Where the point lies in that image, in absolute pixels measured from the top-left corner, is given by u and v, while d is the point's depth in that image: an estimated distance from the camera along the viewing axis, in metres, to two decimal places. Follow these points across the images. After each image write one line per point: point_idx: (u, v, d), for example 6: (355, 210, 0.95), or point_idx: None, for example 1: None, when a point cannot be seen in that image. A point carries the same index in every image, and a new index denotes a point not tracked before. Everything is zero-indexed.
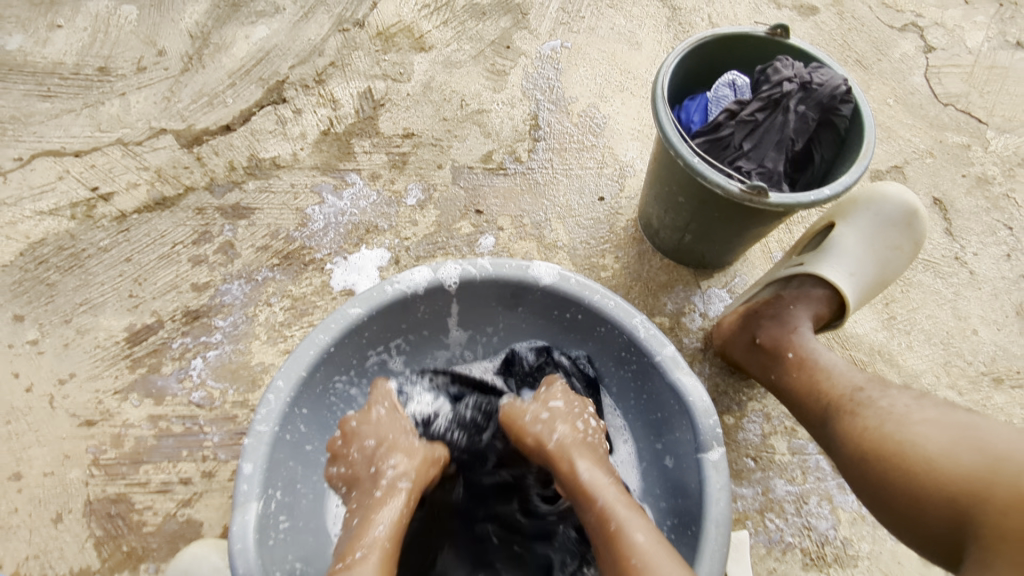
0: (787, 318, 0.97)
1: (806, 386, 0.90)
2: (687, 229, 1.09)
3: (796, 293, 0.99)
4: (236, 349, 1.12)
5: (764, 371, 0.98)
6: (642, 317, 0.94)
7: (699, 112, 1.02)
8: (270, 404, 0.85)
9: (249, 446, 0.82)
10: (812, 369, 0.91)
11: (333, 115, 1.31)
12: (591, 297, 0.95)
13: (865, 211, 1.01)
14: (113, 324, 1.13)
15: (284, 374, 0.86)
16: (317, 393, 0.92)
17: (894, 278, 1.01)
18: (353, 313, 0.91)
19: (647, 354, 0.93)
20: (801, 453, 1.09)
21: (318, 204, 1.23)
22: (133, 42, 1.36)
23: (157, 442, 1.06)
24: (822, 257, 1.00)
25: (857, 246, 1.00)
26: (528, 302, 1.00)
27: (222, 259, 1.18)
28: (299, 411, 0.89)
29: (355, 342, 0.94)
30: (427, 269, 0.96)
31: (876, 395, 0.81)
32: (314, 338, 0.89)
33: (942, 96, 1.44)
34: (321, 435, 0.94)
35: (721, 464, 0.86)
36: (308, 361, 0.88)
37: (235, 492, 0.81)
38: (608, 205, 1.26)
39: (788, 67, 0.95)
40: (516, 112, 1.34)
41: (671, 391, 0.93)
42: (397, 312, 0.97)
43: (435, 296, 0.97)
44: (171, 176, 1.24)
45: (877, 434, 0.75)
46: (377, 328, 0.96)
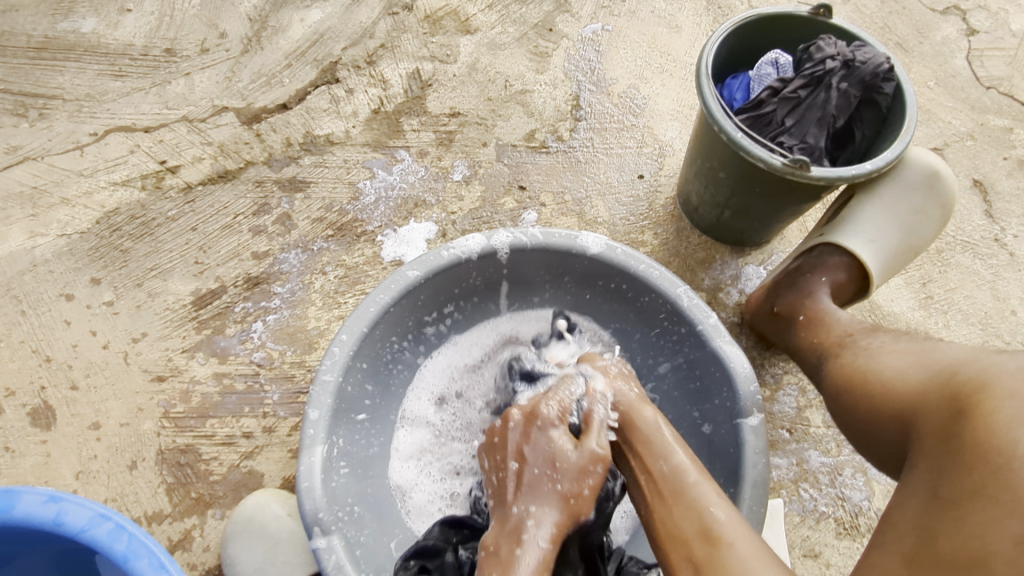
0: (803, 285, 1.00)
1: (813, 344, 0.95)
2: (727, 206, 1.12)
3: (814, 263, 1.01)
4: (294, 313, 1.18)
5: (782, 335, 1.02)
6: (686, 288, 1.00)
7: (742, 89, 1.05)
8: (335, 356, 0.92)
9: (316, 394, 0.89)
10: (820, 329, 0.95)
11: (383, 95, 1.38)
12: (636, 266, 1.01)
13: (887, 180, 1.02)
14: (181, 289, 1.19)
15: (348, 330, 0.93)
16: (376, 350, 0.98)
17: (923, 242, 1.01)
18: (412, 275, 0.98)
19: (690, 323, 0.99)
20: (837, 426, 1.10)
21: (370, 178, 1.30)
22: (196, 25, 1.44)
23: (222, 398, 1.11)
24: (841, 225, 1.02)
25: (878, 212, 1.00)
26: (574, 272, 1.06)
27: (280, 229, 1.25)
28: (361, 366, 0.96)
29: (411, 304, 1.00)
30: (481, 236, 1.02)
31: (862, 338, 0.88)
32: (375, 297, 0.95)
33: (984, 79, 1.45)
34: (380, 392, 1.01)
35: (759, 429, 0.91)
36: (370, 318, 0.95)
37: (302, 436, 0.88)
38: (647, 183, 1.30)
39: (831, 46, 0.98)
40: (558, 93, 1.39)
41: (713, 360, 0.97)
42: (451, 277, 1.03)
43: (486, 263, 1.03)
44: (233, 151, 1.31)
45: (852, 367, 0.84)
46: (433, 292, 1.02)
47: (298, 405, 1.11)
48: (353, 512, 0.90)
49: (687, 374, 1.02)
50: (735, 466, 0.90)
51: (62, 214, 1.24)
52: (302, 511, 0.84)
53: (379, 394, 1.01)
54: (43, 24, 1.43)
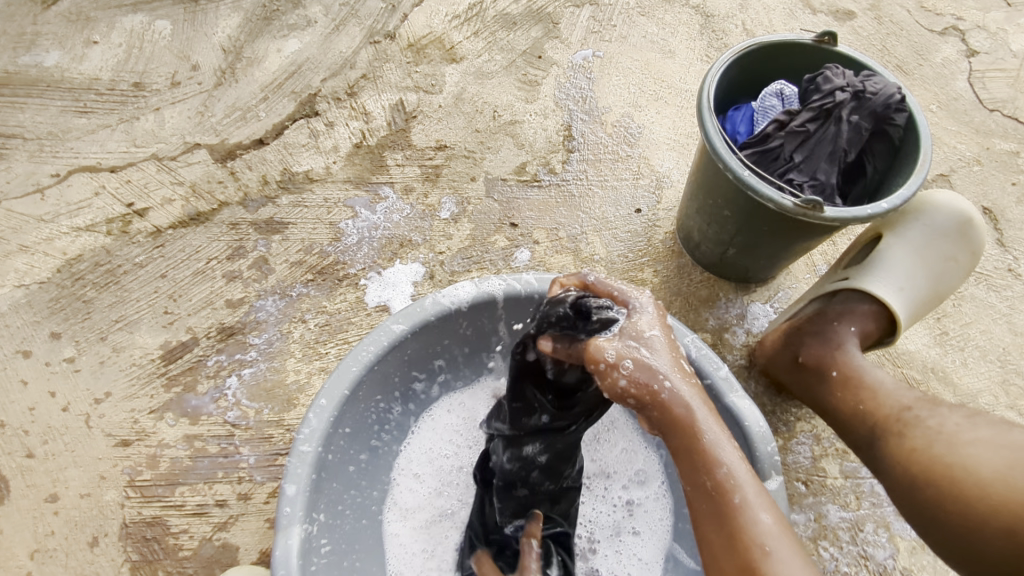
0: (831, 336, 0.95)
1: (857, 411, 0.88)
2: (731, 244, 1.06)
3: (841, 309, 0.96)
4: (271, 366, 1.09)
5: (809, 390, 0.96)
6: (694, 336, 0.93)
7: (745, 122, 0.99)
8: (313, 422, 0.83)
9: (293, 465, 0.81)
10: (857, 390, 0.89)
11: (366, 128, 1.31)
12: None
13: (917, 223, 0.98)
14: (148, 342, 1.10)
15: (328, 393, 0.85)
16: (361, 412, 0.90)
17: (950, 289, 0.97)
18: (397, 330, 0.91)
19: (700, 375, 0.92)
20: (855, 477, 1.03)
21: (352, 218, 1.22)
22: (167, 58, 1.37)
23: (193, 463, 1.02)
24: (868, 270, 0.97)
25: (907, 257, 0.96)
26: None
27: (257, 275, 1.17)
28: (343, 431, 0.88)
29: (398, 360, 0.93)
30: (471, 284, 0.95)
31: (924, 414, 0.80)
32: (358, 355, 0.88)
33: (988, 101, 1.40)
34: (364, 457, 0.93)
35: (779, 492, 0.84)
36: (352, 378, 0.87)
37: (278, 515, 0.79)
38: (645, 217, 1.24)
39: (839, 76, 0.92)
40: (549, 123, 1.32)
41: (725, 416, 0.91)
42: (441, 329, 0.95)
43: (478, 312, 0.96)
44: (205, 191, 1.23)
45: (926, 457, 0.75)
46: (421, 345, 0.95)
47: (276, 468, 1.02)
48: None
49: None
50: None
51: (20, 263, 1.16)
52: None
53: (365, 459, 0.92)
54: (2, 58, 1.35)
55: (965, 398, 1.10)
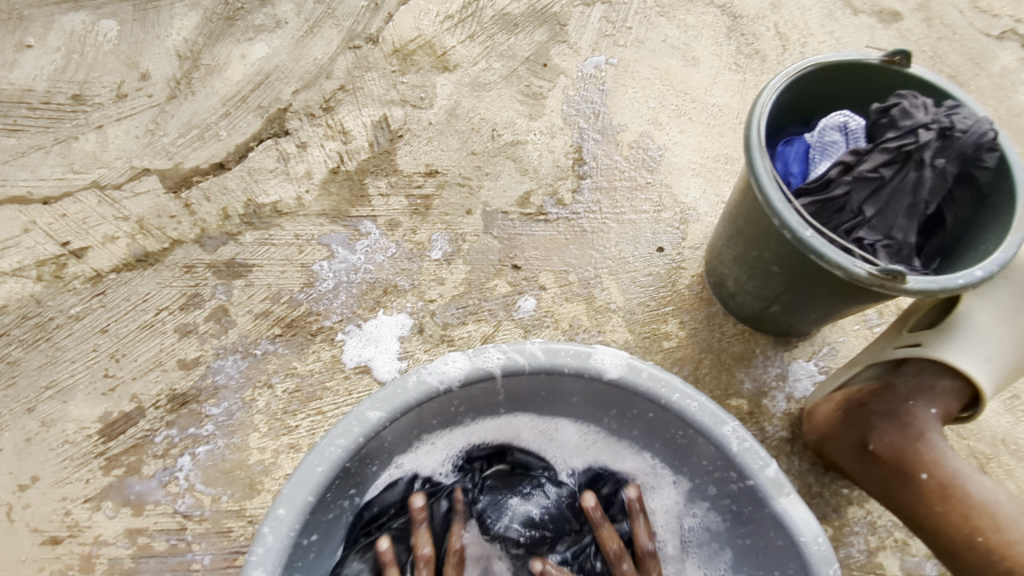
0: (909, 420, 0.79)
1: (973, 542, 0.72)
2: (776, 300, 0.89)
3: (914, 385, 0.80)
4: (231, 443, 0.92)
5: (883, 487, 0.81)
6: (734, 425, 0.75)
7: (799, 160, 0.82)
8: (267, 541, 0.67)
9: None
10: (962, 504, 0.74)
11: (344, 150, 1.12)
12: (668, 394, 0.75)
13: (1004, 281, 0.82)
14: (84, 414, 0.93)
15: (285, 502, 0.68)
16: (330, 508, 0.74)
17: None
18: (373, 418, 0.72)
19: (743, 473, 0.75)
20: (917, 575, 0.88)
21: (327, 259, 1.05)
22: (112, 65, 1.18)
23: (136, 565, 0.86)
24: (946, 335, 0.80)
25: (994, 321, 0.79)
26: (590, 394, 0.80)
27: (215, 329, 0.99)
28: (305, 540, 0.72)
29: (373, 448, 0.75)
30: (464, 356, 0.76)
31: None
32: (323, 453, 0.70)
33: None
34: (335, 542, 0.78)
35: None
36: (316, 482, 0.70)
37: None
38: (669, 257, 1.07)
39: (919, 108, 0.76)
40: (557, 144, 1.15)
41: (774, 523, 0.75)
42: (428, 408, 0.77)
43: (474, 389, 0.77)
44: (154, 228, 1.05)
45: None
46: (403, 428, 0.77)
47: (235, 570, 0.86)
48: None
49: (734, 524, 0.82)
50: None
51: None
52: None
53: (337, 556, 0.78)
54: None
55: None
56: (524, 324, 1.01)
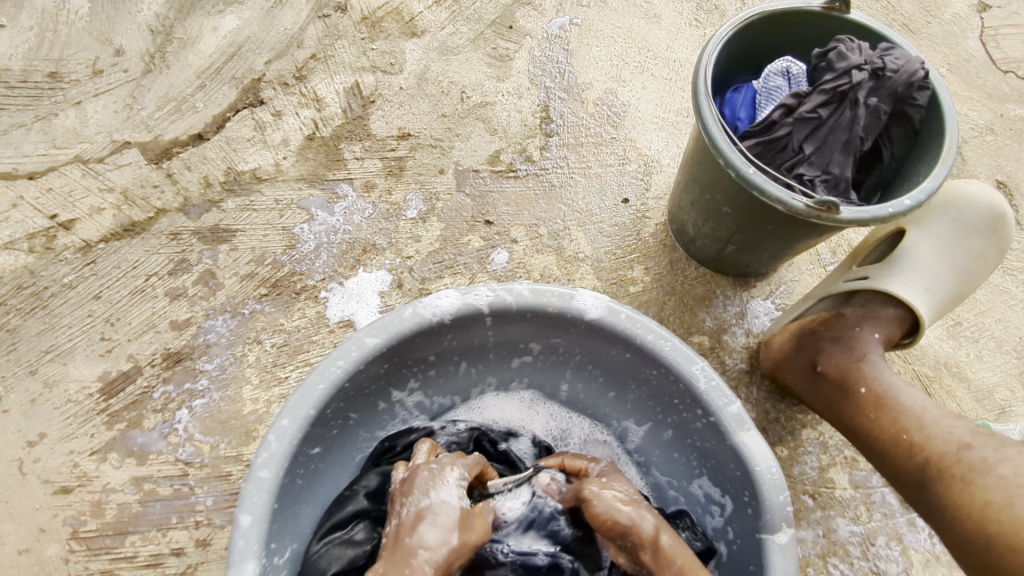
0: (854, 343, 0.87)
1: (898, 440, 0.79)
2: (731, 240, 0.95)
3: (861, 313, 0.89)
4: (226, 395, 0.98)
5: (828, 404, 0.89)
6: (703, 364, 0.85)
7: (746, 106, 0.87)
8: (272, 446, 0.73)
9: (247, 495, 0.71)
10: (894, 411, 0.81)
11: (318, 117, 1.16)
12: (644, 336, 0.85)
13: (943, 217, 0.90)
14: (85, 374, 0.98)
15: (290, 413, 0.75)
16: (327, 426, 0.81)
17: (973, 290, 0.90)
18: (372, 343, 0.80)
19: (708, 409, 0.85)
20: (865, 487, 0.96)
21: (307, 221, 1.09)
22: (86, 41, 1.20)
23: (144, 508, 0.92)
24: (891, 268, 0.89)
25: (935, 256, 0.89)
26: (568, 337, 0.91)
27: (203, 291, 1.04)
28: (306, 451, 0.78)
29: (372, 370, 0.83)
30: (456, 293, 0.85)
31: (990, 457, 0.70)
32: (325, 371, 0.77)
33: (1001, 61, 1.29)
34: (331, 458, 0.85)
35: (789, 546, 0.80)
36: (317, 398, 0.76)
37: (229, 549, 0.69)
38: (633, 208, 1.12)
39: (854, 51, 0.80)
40: (524, 104, 1.19)
41: (732, 455, 0.85)
42: (423, 340, 0.86)
43: (464, 325, 0.87)
44: (139, 198, 1.09)
45: (1010, 517, 0.64)
46: (399, 360, 0.86)
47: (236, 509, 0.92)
48: None
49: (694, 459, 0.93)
50: None
51: None
52: None
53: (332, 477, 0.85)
54: None
55: (979, 394, 1.03)
56: (497, 276, 1.07)
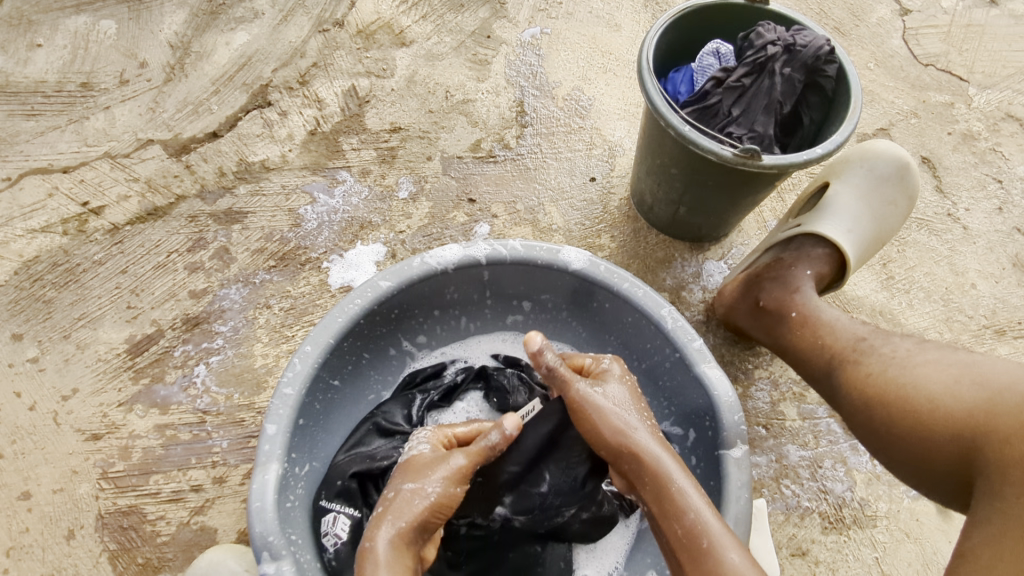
0: (789, 278, 1.00)
1: (816, 345, 0.93)
2: (681, 202, 1.10)
3: (796, 255, 1.02)
4: (239, 352, 1.10)
5: (770, 335, 1.00)
6: (671, 308, 0.92)
7: (685, 82, 1.03)
8: (297, 367, 0.87)
9: (275, 408, 0.84)
10: (819, 329, 0.94)
11: (320, 115, 1.32)
12: (619, 284, 0.94)
13: (859, 168, 1.05)
14: (113, 337, 1.10)
15: (313, 341, 0.88)
16: (344, 361, 0.94)
17: (891, 233, 1.04)
18: (385, 286, 0.93)
19: (674, 347, 0.92)
20: (812, 418, 1.07)
21: (310, 203, 1.23)
22: (114, 56, 1.36)
23: (166, 451, 1.02)
24: (819, 217, 1.03)
25: (853, 202, 1.03)
26: (555, 290, 1.01)
27: (218, 264, 1.17)
28: (325, 380, 0.91)
29: (383, 314, 0.96)
30: (458, 246, 0.96)
31: (877, 343, 0.87)
32: (344, 307, 0.91)
33: (921, 57, 1.46)
34: (350, 393, 0.98)
35: (743, 461, 0.84)
36: (337, 330, 0.90)
37: (258, 452, 0.83)
38: (600, 185, 1.27)
39: (771, 31, 0.97)
40: (501, 100, 1.35)
41: (695, 386, 0.91)
42: (429, 289, 0.98)
43: (464, 275, 0.98)
44: (161, 187, 1.23)
45: (882, 381, 0.81)
46: (407, 305, 0.98)
47: (249, 450, 1.03)
48: (296, 544, 0.81)
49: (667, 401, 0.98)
50: (717, 499, 0.84)
51: None
52: (251, 533, 0.78)
53: (348, 410, 0.98)
54: None
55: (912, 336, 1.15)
56: None
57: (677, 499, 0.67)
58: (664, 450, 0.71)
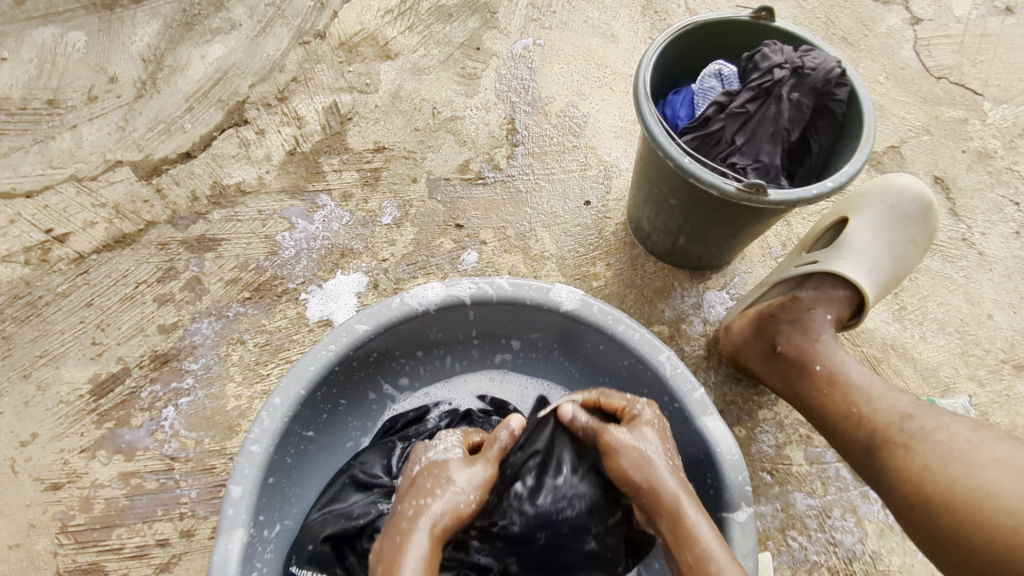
0: (809, 324, 0.97)
1: (850, 413, 0.85)
2: (680, 232, 1.03)
3: (815, 296, 0.99)
4: (210, 393, 1.04)
5: (786, 382, 0.97)
6: (669, 354, 0.86)
7: (685, 105, 0.96)
8: (265, 422, 0.81)
9: (240, 467, 0.78)
10: (843, 385, 0.89)
11: (299, 134, 1.24)
12: (613, 326, 0.88)
13: (880, 206, 1.04)
14: (76, 377, 1.04)
15: (282, 392, 0.82)
16: (318, 410, 0.88)
17: (907, 273, 1.04)
18: (361, 330, 0.86)
19: (673, 396, 0.85)
20: (820, 463, 1.01)
21: (288, 229, 1.16)
22: (82, 71, 1.29)
23: (130, 501, 0.96)
24: (839, 256, 1.00)
25: (873, 242, 1.01)
26: (545, 330, 0.94)
27: (190, 296, 1.10)
28: (297, 432, 0.85)
29: (360, 359, 0.89)
30: (440, 285, 0.89)
31: (930, 426, 0.76)
32: (316, 354, 0.84)
33: (934, 69, 1.39)
34: (326, 442, 0.91)
35: (748, 527, 0.77)
36: (309, 379, 0.83)
37: (220, 517, 0.76)
38: (595, 209, 1.20)
39: (777, 52, 0.89)
40: (491, 117, 1.27)
41: (695, 439, 0.84)
42: (410, 330, 0.91)
43: (447, 316, 0.91)
44: (130, 212, 1.16)
45: (943, 478, 0.70)
46: (386, 348, 0.91)
47: (219, 501, 0.96)
48: None
49: None
50: None
51: None
52: None
53: (324, 460, 0.91)
54: None
55: (925, 372, 1.09)
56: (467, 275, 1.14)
57: (690, 531, 0.65)
58: (682, 487, 0.69)
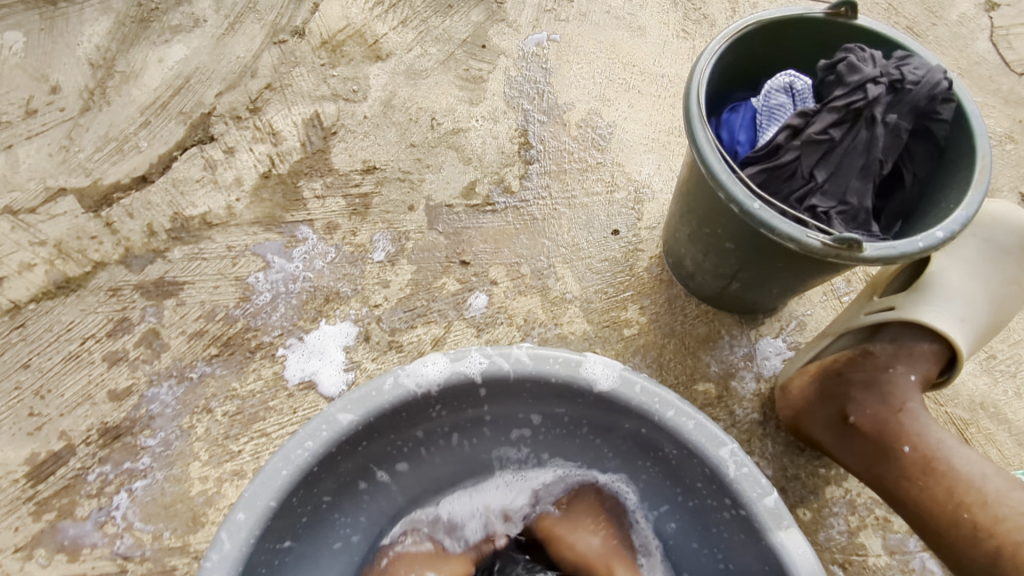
0: (889, 389, 0.78)
1: (960, 516, 0.71)
2: (735, 277, 0.85)
3: (894, 350, 0.79)
4: (171, 475, 0.87)
5: (865, 462, 0.79)
6: (733, 447, 0.68)
7: (745, 127, 0.77)
8: (224, 547, 0.63)
9: None
10: (946, 477, 0.73)
11: (275, 152, 1.05)
12: (660, 410, 0.70)
13: (972, 239, 0.83)
14: (10, 457, 0.87)
15: (246, 506, 0.65)
16: (295, 516, 0.71)
17: (1009, 320, 0.81)
18: (344, 420, 0.68)
19: (738, 500, 0.68)
20: (901, 553, 0.85)
21: (262, 269, 0.98)
22: (19, 79, 1.09)
23: None
24: (921, 299, 0.79)
25: (966, 282, 0.80)
26: (573, 407, 0.76)
27: (146, 354, 0.93)
28: (269, 548, 0.68)
29: (347, 451, 0.72)
30: (443, 358, 0.72)
31: None
32: (289, 455, 0.67)
33: (1015, 63, 1.19)
34: (307, 548, 0.75)
35: None
36: (280, 486, 0.66)
37: None
38: (625, 240, 1.01)
39: (867, 61, 0.71)
40: (500, 129, 1.08)
41: (767, 554, 0.67)
42: (407, 414, 0.73)
43: (453, 395, 0.73)
44: (74, 251, 0.98)
45: None
46: (377, 435, 0.73)
47: None
48: None
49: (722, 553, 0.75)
50: None
51: None
52: None
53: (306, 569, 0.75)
54: None
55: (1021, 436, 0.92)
56: (475, 323, 0.96)
57: None
58: None
